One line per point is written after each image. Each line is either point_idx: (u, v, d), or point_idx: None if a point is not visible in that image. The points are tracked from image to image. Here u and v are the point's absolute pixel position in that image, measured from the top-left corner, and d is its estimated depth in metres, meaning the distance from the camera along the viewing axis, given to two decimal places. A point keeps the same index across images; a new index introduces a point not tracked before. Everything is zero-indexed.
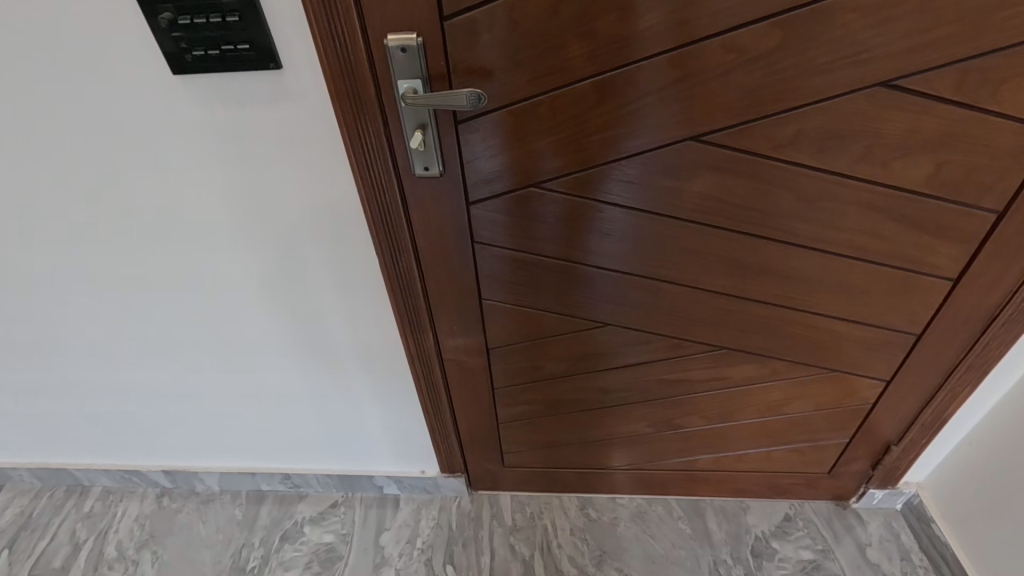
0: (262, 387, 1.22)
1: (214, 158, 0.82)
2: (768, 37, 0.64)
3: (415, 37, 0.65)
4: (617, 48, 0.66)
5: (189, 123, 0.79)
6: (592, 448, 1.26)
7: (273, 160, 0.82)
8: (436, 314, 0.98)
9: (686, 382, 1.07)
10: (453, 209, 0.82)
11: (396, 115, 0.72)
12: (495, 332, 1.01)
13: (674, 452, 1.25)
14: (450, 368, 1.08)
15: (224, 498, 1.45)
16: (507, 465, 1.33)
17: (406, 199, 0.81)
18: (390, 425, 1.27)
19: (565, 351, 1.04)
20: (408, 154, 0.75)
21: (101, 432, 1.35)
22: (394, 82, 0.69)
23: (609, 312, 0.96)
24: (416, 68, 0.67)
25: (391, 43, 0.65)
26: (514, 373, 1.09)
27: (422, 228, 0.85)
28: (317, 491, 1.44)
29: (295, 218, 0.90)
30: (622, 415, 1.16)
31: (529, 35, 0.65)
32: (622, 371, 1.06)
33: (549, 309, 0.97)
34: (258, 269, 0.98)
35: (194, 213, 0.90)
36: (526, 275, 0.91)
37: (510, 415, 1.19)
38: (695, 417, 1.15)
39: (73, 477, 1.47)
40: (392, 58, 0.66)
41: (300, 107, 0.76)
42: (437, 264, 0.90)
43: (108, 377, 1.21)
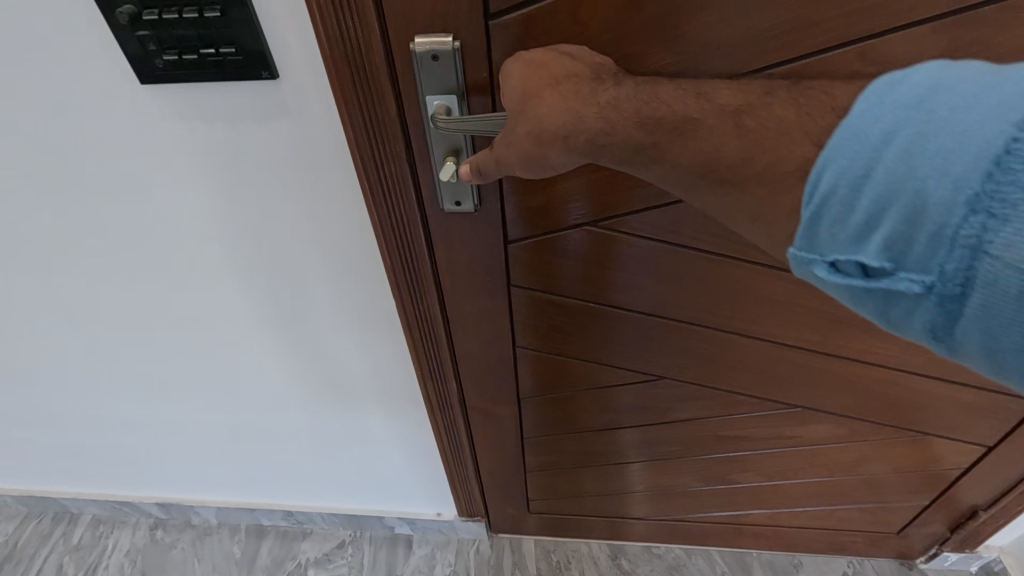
0: (262, 424, 1.09)
1: (199, 182, 0.69)
2: (921, 47, 0.48)
3: (450, 40, 0.50)
4: (714, 57, 0.50)
5: (164, 140, 0.64)
6: (629, 499, 1.12)
7: (269, 185, 0.68)
8: (460, 361, 0.84)
9: (746, 440, 0.93)
10: (486, 249, 0.68)
11: (422, 139, 0.57)
12: (529, 380, 0.88)
13: (722, 506, 1.11)
14: (474, 416, 0.95)
15: (222, 533, 1.34)
16: (532, 511, 1.20)
17: (430, 237, 0.67)
18: (405, 464, 1.15)
19: (610, 402, 0.90)
20: (435, 185, 0.61)
21: (88, 462, 1.23)
22: (420, 97, 0.54)
23: (664, 364, 0.82)
24: (450, 80, 0.52)
25: (418, 48, 0.50)
26: (547, 424, 0.96)
27: (448, 270, 0.70)
28: (323, 528, 1.32)
29: (298, 250, 0.76)
30: (667, 468, 1.02)
31: (601, 41, 0.50)
32: (673, 428, 0.93)
33: (592, 358, 0.83)
34: (257, 302, 0.85)
35: (179, 241, 0.77)
36: (569, 320, 0.78)
37: (540, 464, 1.06)
38: (751, 474, 1.01)
39: (60, 505, 1.35)
40: (420, 67, 0.51)
41: (301, 124, 0.61)
42: (465, 309, 0.76)
43: (93, 409, 1.09)
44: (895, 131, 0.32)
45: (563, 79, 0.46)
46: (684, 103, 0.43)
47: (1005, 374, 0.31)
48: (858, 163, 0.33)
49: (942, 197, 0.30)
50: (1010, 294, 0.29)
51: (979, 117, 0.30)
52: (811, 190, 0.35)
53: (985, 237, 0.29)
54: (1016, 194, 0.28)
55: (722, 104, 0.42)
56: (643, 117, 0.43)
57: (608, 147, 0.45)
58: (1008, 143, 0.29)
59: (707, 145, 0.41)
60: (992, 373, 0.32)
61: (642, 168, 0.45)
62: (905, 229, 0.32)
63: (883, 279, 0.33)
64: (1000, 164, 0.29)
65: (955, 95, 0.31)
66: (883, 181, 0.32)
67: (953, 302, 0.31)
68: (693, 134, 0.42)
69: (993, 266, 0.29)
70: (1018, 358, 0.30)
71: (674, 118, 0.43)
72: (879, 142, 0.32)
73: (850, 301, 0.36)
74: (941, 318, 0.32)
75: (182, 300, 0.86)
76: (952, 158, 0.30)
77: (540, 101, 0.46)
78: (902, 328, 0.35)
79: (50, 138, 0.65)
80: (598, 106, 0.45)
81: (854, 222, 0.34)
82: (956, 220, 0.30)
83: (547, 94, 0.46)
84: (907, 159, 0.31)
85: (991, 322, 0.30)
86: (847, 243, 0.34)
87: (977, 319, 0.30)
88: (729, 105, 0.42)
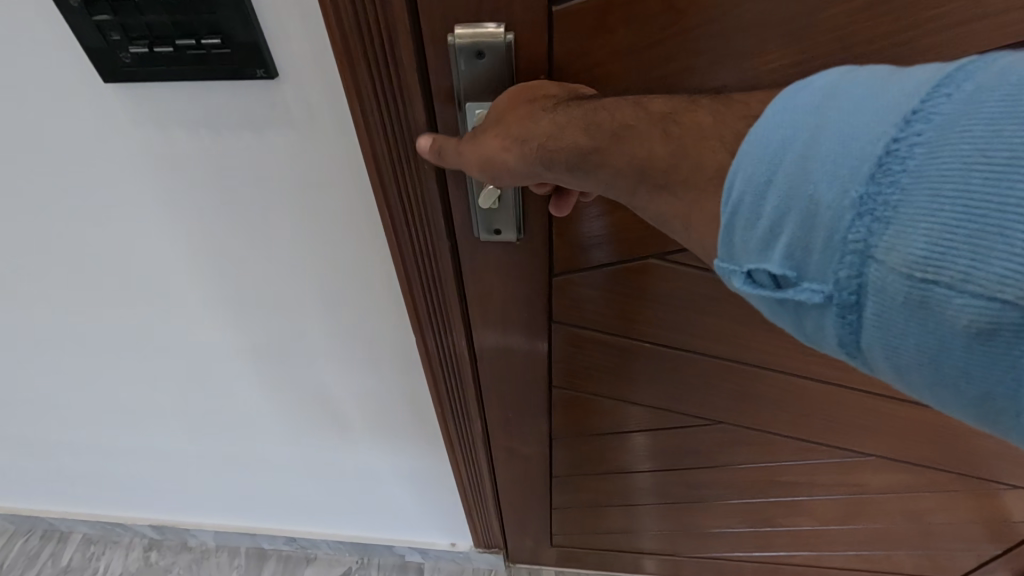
0: (264, 452, 0.99)
1: (182, 199, 0.58)
2: None
3: (500, 31, 0.39)
4: (828, 59, 0.41)
5: (138, 150, 0.54)
6: (663, 534, 1.04)
7: (267, 203, 0.57)
8: (487, 400, 0.75)
9: (799, 484, 0.84)
10: (525, 286, 0.57)
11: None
12: (565, 421, 0.79)
13: (761, 547, 1.02)
14: (499, 455, 0.85)
15: (221, 557, 1.25)
16: (554, 545, 1.11)
17: (459, 271, 0.56)
18: (419, 493, 1.06)
19: (654, 444, 0.82)
20: (469, 213, 0.50)
21: (76, 484, 1.13)
22: (456, 103, 0.43)
23: (716, 410, 0.73)
24: (498, 83, 0.41)
25: (458, 42, 0.39)
26: (578, 463, 0.88)
27: (478, 306, 0.60)
28: (328, 553, 1.24)
29: (303, 275, 0.66)
30: (706, 508, 0.94)
31: (692, 40, 0.40)
32: (720, 471, 0.85)
33: (636, 400, 0.74)
34: (257, 329, 0.75)
35: (165, 261, 0.66)
36: (612, 361, 0.68)
37: (567, 502, 0.97)
38: (801, 517, 0.92)
39: (49, 523, 1.26)
40: (460, 66, 0.41)
41: (303, 134, 0.50)
42: (498, 349, 0.65)
43: (79, 433, 0.99)
44: (791, 133, 0.27)
45: (540, 86, 0.40)
46: (619, 109, 0.36)
47: (913, 386, 0.27)
48: (758, 167, 0.28)
49: (831, 202, 0.26)
50: (899, 302, 0.25)
51: (868, 115, 0.26)
52: (723, 199, 0.30)
53: (872, 241, 0.25)
54: (899, 196, 0.24)
55: (650, 109, 0.36)
56: (583, 118, 0.36)
57: (554, 152, 0.37)
58: (889, 143, 0.25)
59: (642, 152, 0.34)
60: (901, 386, 0.27)
61: (581, 179, 0.38)
62: (801, 237, 0.27)
63: (790, 290, 0.28)
64: (882, 165, 0.25)
65: (848, 95, 0.27)
66: (782, 184, 0.27)
67: (853, 313, 0.26)
68: (624, 136, 0.35)
69: (883, 273, 0.25)
70: (924, 370, 0.25)
71: (610, 123, 0.36)
72: (777, 145, 0.28)
73: (766, 311, 0.31)
74: (846, 332, 0.27)
75: (173, 324, 0.76)
76: (841, 159, 0.26)
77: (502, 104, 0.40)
78: (813, 341, 0.30)
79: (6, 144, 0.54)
80: (554, 111, 0.38)
81: (759, 231, 0.29)
82: (844, 224, 0.25)
83: (513, 95, 0.39)
84: (799, 162, 0.27)
85: (890, 334, 0.25)
86: (754, 250, 0.29)
87: (875, 330, 0.26)
88: (659, 111, 0.35)
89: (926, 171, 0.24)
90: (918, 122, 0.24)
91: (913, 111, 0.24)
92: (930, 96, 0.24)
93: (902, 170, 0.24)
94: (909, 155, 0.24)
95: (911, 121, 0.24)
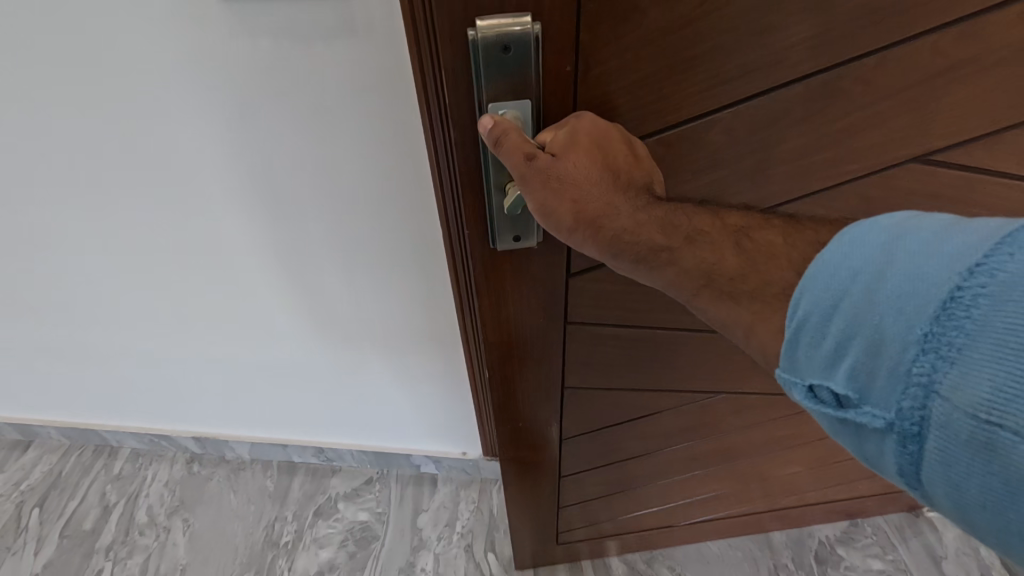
0: (306, 363, 1.15)
1: (258, 105, 0.74)
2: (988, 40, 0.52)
3: (523, 25, 0.44)
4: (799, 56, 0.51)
5: (230, 57, 0.69)
6: (656, 511, 1.18)
7: (329, 108, 0.73)
8: (506, 413, 0.83)
9: (781, 434, 1.03)
10: (545, 291, 0.67)
11: (472, 166, 0.53)
12: (577, 421, 0.92)
13: (739, 496, 1.18)
14: (508, 467, 0.94)
15: (256, 468, 1.39)
16: (561, 541, 1.19)
17: (482, 286, 0.64)
18: (440, 407, 1.22)
19: (650, 428, 0.97)
20: (484, 223, 0.57)
21: (133, 395, 1.29)
22: (479, 99, 0.48)
23: (717, 378, 0.89)
24: (523, 74, 0.47)
25: (482, 37, 0.44)
26: (583, 457, 1.00)
27: (494, 322, 0.68)
28: (351, 465, 1.38)
29: (345, 178, 0.82)
30: (698, 475, 1.10)
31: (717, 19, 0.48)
32: (705, 442, 1.02)
33: (643, 386, 0.88)
34: (303, 240, 0.91)
35: (233, 164, 0.81)
36: (624, 356, 0.82)
37: (591, 492, 1.09)
38: (784, 459, 1.09)
39: (101, 437, 1.41)
40: (484, 58, 0.45)
41: (362, 43, 0.67)
42: (517, 351, 0.73)
43: (148, 340, 1.14)
44: (857, 266, 0.34)
45: (610, 152, 0.50)
46: (699, 218, 0.50)
47: (974, 526, 0.30)
48: (826, 292, 0.35)
49: (897, 334, 0.32)
50: (963, 439, 0.29)
51: (932, 263, 0.32)
52: (792, 314, 0.38)
53: (935, 378, 0.30)
54: (963, 340, 0.29)
55: (727, 222, 0.49)
56: (664, 222, 0.49)
57: (630, 245, 0.50)
58: (954, 290, 0.30)
59: (714, 256, 0.47)
60: (960, 523, 0.31)
61: (647, 272, 0.51)
62: (867, 360, 0.33)
63: (853, 411, 0.34)
64: (947, 309, 0.30)
65: (911, 239, 0.33)
66: (848, 311, 0.34)
67: (913, 443, 0.31)
68: (698, 243, 0.48)
69: (947, 409, 0.29)
70: (986, 512, 0.29)
71: (684, 228, 0.49)
72: (844, 276, 0.35)
73: (830, 427, 0.37)
74: (907, 459, 0.32)
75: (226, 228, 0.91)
76: (904, 298, 0.32)
77: (581, 163, 0.48)
78: (876, 464, 0.35)
79: (131, 49, 0.69)
80: (635, 206, 0.50)
81: (825, 348, 0.36)
82: (910, 358, 0.31)
83: (587, 160, 0.49)
84: (868, 291, 0.33)
85: (952, 469, 0.30)
86: (820, 367, 0.36)
87: (935, 462, 0.30)
88: (733, 224, 0.49)
89: (991, 322, 0.28)
90: (981, 275, 0.29)
91: (977, 265, 0.30)
92: (992, 254, 0.29)
93: (968, 317, 0.29)
94: (974, 304, 0.29)
95: (974, 272, 0.30)
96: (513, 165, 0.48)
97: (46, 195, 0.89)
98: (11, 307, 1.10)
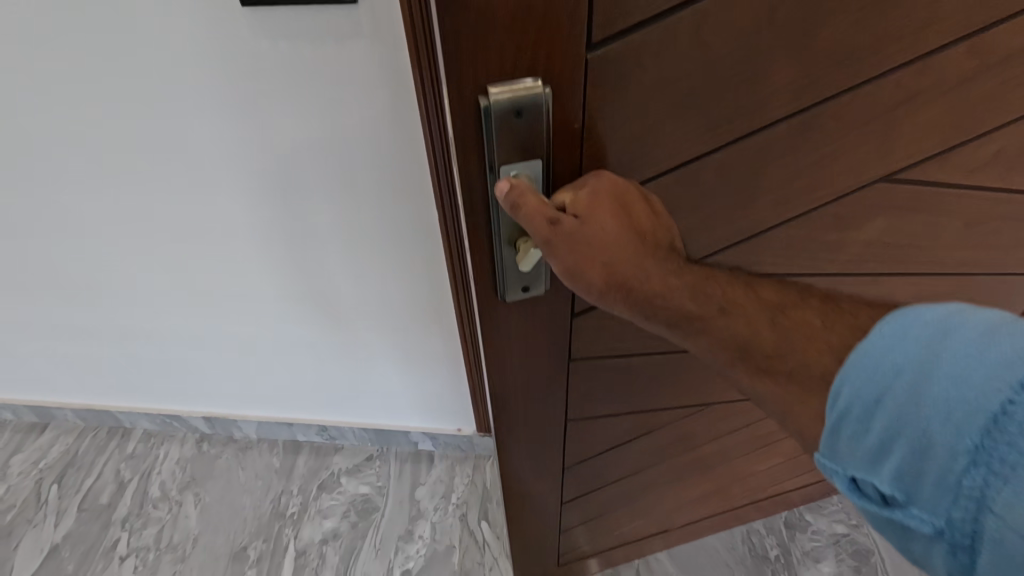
0: (310, 342, 1.23)
1: (270, 103, 0.83)
2: (956, 67, 0.52)
3: (535, 88, 0.43)
4: (773, 101, 0.50)
5: (249, 59, 0.78)
6: (653, 521, 1.18)
7: (333, 107, 0.83)
8: (507, 453, 0.80)
9: (766, 433, 1.05)
10: (549, 333, 0.64)
11: (482, 222, 0.50)
12: (576, 453, 0.89)
13: (724, 498, 1.20)
14: (511, 502, 0.92)
15: (262, 447, 1.47)
16: (562, 562, 1.18)
17: (486, 337, 0.60)
18: (434, 384, 1.30)
19: (648, 448, 0.96)
20: (493, 278, 0.54)
21: (146, 376, 1.37)
22: (491, 161, 0.46)
23: (705, 393, 0.89)
24: (535, 137, 0.45)
25: (496, 102, 0.42)
26: (582, 484, 0.97)
27: (500, 369, 0.64)
28: (353, 443, 1.46)
29: (348, 169, 0.91)
30: (691, 483, 1.11)
31: (707, 63, 0.46)
32: (700, 453, 1.03)
33: (641, 409, 0.86)
34: (310, 227, 1.00)
35: (246, 156, 0.90)
36: (622, 381, 0.79)
37: (590, 514, 1.07)
38: (768, 456, 1.12)
39: (115, 418, 1.49)
40: (497, 122, 0.43)
41: (367, 47, 0.77)
42: (520, 394, 0.70)
43: (160, 320, 1.22)
44: (901, 364, 0.34)
45: (629, 206, 0.49)
46: (730, 287, 0.49)
47: None
48: (869, 387, 0.35)
49: (945, 442, 0.31)
50: (1016, 558, 0.29)
51: (983, 369, 0.31)
52: (832, 403, 0.37)
53: (988, 493, 0.30)
54: (1015, 457, 0.29)
55: (763, 297, 0.49)
56: (696, 287, 0.49)
57: (661, 309, 0.50)
58: (1005, 403, 0.30)
59: (746, 328, 0.47)
60: None
61: (677, 336, 0.51)
62: (914, 463, 0.33)
63: (898, 511, 0.34)
64: (998, 423, 0.30)
65: (957, 338, 0.33)
66: (892, 409, 0.34)
67: (964, 552, 0.31)
68: (734, 314, 0.48)
69: (999, 526, 0.29)
70: None
71: (719, 297, 0.49)
72: (887, 373, 0.34)
73: (874, 521, 0.37)
74: (957, 566, 0.32)
75: (232, 213, 0.99)
76: (953, 405, 0.31)
77: (605, 223, 0.47)
78: (923, 565, 0.35)
79: (161, 51, 0.78)
80: (666, 270, 0.49)
81: (869, 445, 0.35)
82: (958, 469, 0.31)
83: (609, 220, 0.47)
84: (914, 392, 0.33)
85: None
86: (863, 462, 0.36)
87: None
88: (769, 299, 0.48)
89: None
90: None
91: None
92: None
93: (1018, 432, 0.29)
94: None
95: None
96: (534, 228, 0.46)
97: (72, 186, 0.98)
98: (36, 292, 1.19)
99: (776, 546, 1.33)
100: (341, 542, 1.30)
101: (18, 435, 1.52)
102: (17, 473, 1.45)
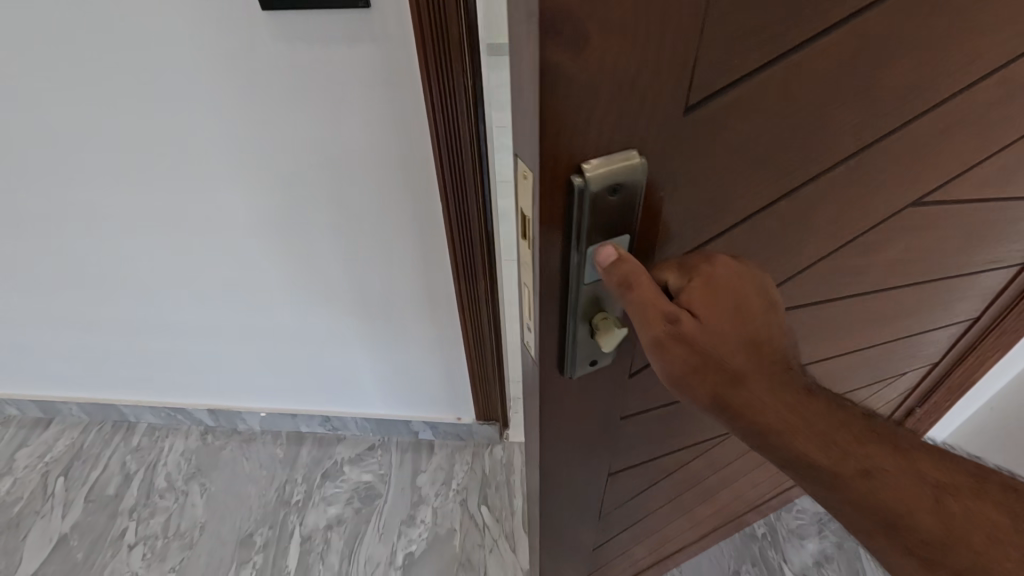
0: (315, 334, 1.27)
1: (285, 101, 0.88)
2: (969, 103, 0.53)
3: (631, 160, 0.37)
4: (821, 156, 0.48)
5: (266, 61, 0.83)
6: (668, 540, 1.17)
7: (346, 106, 0.88)
8: (546, 514, 0.74)
9: None
10: (607, 396, 0.59)
11: (557, 302, 0.44)
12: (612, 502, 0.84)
13: (728, 503, 1.21)
14: (544, 557, 0.86)
15: (266, 438, 1.51)
16: None
17: (543, 412, 0.54)
18: (434, 374, 1.35)
19: (674, 479, 0.94)
20: (562, 356, 0.48)
21: (151, 369, 1.41)
22: (578, 241, 0.39)
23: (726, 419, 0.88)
24: (628, 211, 0.39)
25: (594, 177, 0.36)
26: (609, 526, 0.91)
27: (556, 437, 0.59)
28: (355, 434, 1.51)
29: (357, 164, 0.96)
30: (704, 498, 1.11)
31: (779, 120, 0.42)
32: (714, 469, 1.03)
33: (671, 446, 0.84)
34: (319, 221, 1.05)
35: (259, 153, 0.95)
36: (661, 425, 0.76)
37: (616, 552, 1.03)
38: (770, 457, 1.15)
39: (120, 412, 1.52)
40: (593, 201, 0.37)
41: (379, 47, 0.82)
42: (571, 459, 0.65)
43: (167, 313, 1.25)
44: None
45: (748, 311, 0.43)
46: (873, 447, 0.43)
47: None
48: None
49: None
50: None
51: None
52: None
53: None
54: None
55: (923, 473, 0.42)
56: (828, 439, 0.43)
57: (772, 441, 0.43)
58: None
59: (889, 493, 0.42)
60: None
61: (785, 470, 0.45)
62: None
63: None
64: None
65: None
66: None
67: None
68: (877, 480, 0.42)
69: None
70: None
71: (863, 460, 0.42)
72: None
73: None
74: None
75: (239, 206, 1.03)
76: None
77: (720, 324, 0.42)
78: None
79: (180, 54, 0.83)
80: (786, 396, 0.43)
81: None
82: None
83: (729, 321, 0.42)
84: None
85: None
86: None
87: None
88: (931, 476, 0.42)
89: None
90: None
91: None
92: None
93: None
94: None
95: None
96: (639, 311, 0.41)
97: (86, 182, 1.01)
98: (45, 288, 1.22)
99: (763, 525, 1.39)
100: (345, 527, 1.34)
101: (23, 430, 1.55)
102: (23, 466, 1.47)
